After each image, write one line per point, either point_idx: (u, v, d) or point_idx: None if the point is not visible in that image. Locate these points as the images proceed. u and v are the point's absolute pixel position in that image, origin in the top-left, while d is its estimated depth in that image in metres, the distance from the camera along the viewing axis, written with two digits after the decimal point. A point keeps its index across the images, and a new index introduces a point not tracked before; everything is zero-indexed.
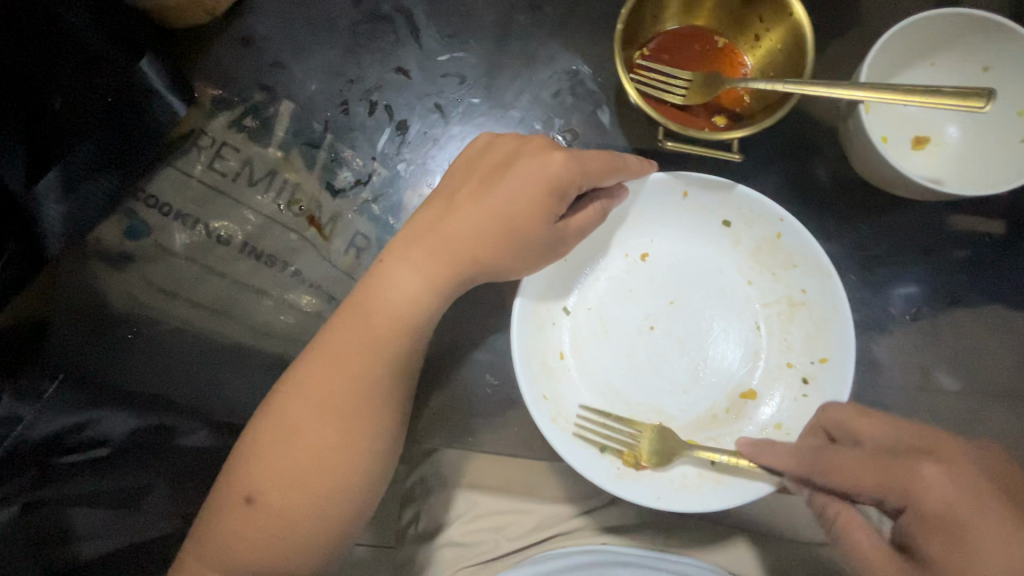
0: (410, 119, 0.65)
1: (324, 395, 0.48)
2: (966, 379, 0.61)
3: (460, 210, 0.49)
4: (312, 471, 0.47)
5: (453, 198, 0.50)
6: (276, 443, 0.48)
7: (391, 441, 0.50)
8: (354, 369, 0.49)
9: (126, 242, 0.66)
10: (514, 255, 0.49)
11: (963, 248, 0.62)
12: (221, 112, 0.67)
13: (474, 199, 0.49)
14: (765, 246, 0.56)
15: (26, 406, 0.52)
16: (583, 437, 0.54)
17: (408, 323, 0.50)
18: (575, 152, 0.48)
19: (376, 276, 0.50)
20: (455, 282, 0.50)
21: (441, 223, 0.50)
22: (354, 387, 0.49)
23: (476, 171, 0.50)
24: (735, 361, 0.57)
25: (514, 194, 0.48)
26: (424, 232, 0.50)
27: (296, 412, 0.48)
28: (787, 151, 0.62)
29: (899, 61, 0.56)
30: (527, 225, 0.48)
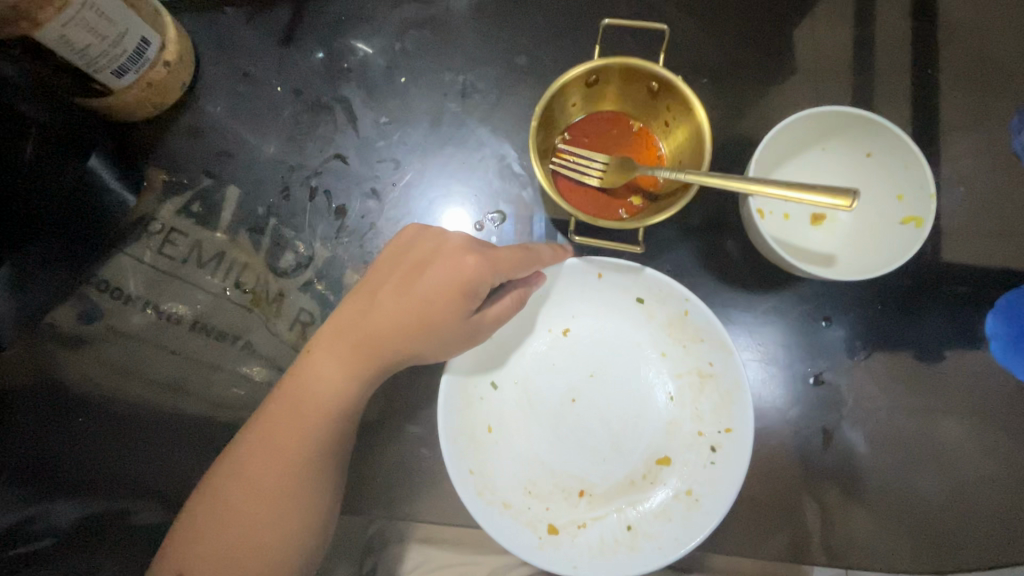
0: (348, 203, 0.69)
1: (258, 484, 0.52)
2: (868, 434, 0.66)
3: (381, 306, 0.52)
4: (247, 556, 0.51)
5: (374, 293, 0.53)
6: (213, 530, 0.51)
7: (324, 522, 0.54)
8: (285, 458, 0.52)
9: (79, 325, 0.69)
10: (434, 348, 0.53)
11: (860, 312, 0.67)
12: (170, 198, 0.71)
13: (394, 295, 0.52)
14: (676, 321, 0.61)
15: None
16: (508, 508, 0.57)
17: (336, 411, 0.53)
18: (487, 252, 0.52)
19: (304, 367, 0.53)
20: (379, 372, 0.53)
21: (364, 318, 0.53)
22: (286, 476, 0.52)
23: (397, 267, 0.54)
24: (651, 429, 0.61)
25: (431, 293, 0.51)
26: (348, 326, 0.53)
27: (230, 500, 0.51)
28: (699, 227, 0.67)
29: (790, 150, 0.62)
30: (443, 321, 0.52)
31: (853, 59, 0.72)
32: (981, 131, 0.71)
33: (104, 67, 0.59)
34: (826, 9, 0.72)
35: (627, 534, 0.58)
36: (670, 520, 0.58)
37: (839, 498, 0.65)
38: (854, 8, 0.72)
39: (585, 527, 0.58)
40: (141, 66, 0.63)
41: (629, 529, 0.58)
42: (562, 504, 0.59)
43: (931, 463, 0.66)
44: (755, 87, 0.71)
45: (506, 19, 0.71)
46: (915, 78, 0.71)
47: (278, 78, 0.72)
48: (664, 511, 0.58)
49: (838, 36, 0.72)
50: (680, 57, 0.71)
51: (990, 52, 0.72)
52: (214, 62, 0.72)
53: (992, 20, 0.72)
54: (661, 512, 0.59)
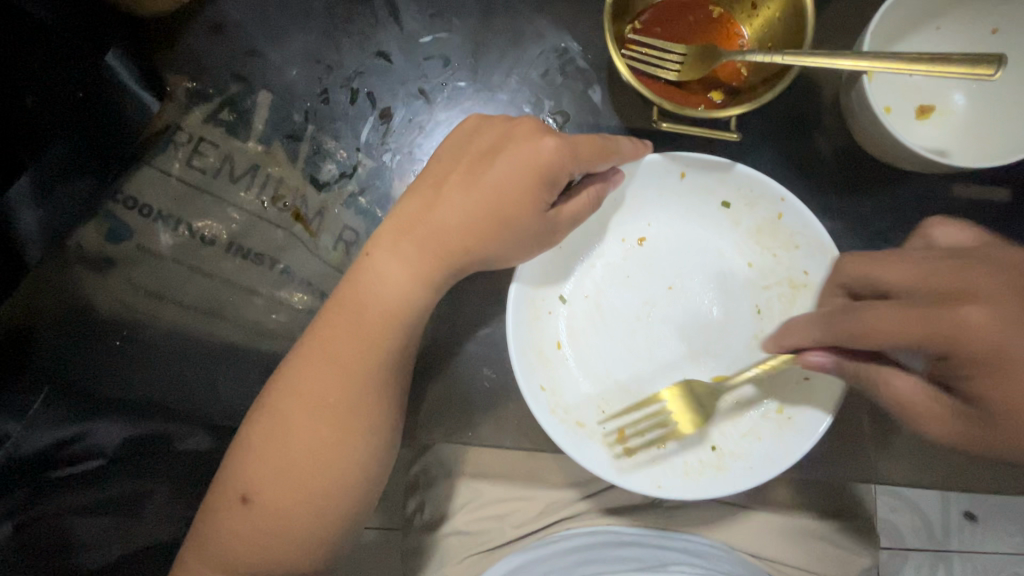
0: (393, 107, 0.62)
1: (318, 396, 0.47)
2: None
3: (448, 199, 0.47)
4: (309, 473, 0.46)
5: (439, 187, 0.48)
6: (270, 446, 0.47)
7: (388, 442, 0.49)
8: (344, 367, 0.47)
9: (107, 245, 0.64)
10: (507, 247, 0.47)
11: (968, 219, 0.60)
12: (197, 106, 0.64)
13: (462, 187, 0.47)
14: (767, 226, 0.55)
15: (14, 426, 0.55)
16: (583, 427, 0.53)
17: (399, 318, 0.48)
18: (566, 137, 0.46)
19: (364, 270, 0.48)
20: (445, 277, 0.48)
21: (425, 214, 0.48)
22: (348, 388, 0.47)
23: (462, 157, 0.48)
24: (734, 345, 0.56)
25: (500, 182, 0.46)
26: (409, 225, 0.48)
27: (288, 414, 0.47)
28: (787, 126, 0.60)
29: (903, 29, 0.54)
30: (515, 214, 0.46)
31: None
32: None
33: None
34: None
35: (711, 455, 0.53)
36: (760, 441, 0.53)
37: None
38: None
39: (665, 449, 0.54)
40: None
41: (714, 450, 0.54)
42: None
43: None
44: None
45: None
46: None
47: None
48: (752, 432, 0.54)
49: None
50: None
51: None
52: None
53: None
54: (748, 433, 0.54)
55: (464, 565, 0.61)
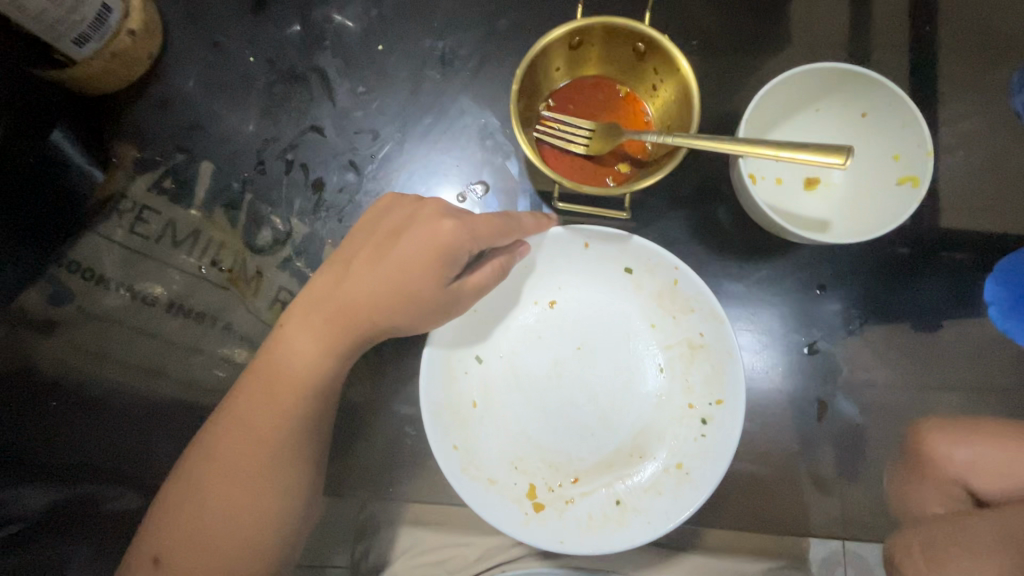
0: (325, 177, 0.66)
1: (232, 463, 0.49)
2: (864, 405, 0.65)
3: (358, 274, 0.51)
4: (222, 537, 0.49)
5: (352, 262, 0.51)
6: (185, 511, 0.49)
7: (302, 504, 0.52)
8: (257, 434, 0.50)
9: (49, 307, 0.66)
10: (413, 320, 0.51)
11: (854, 280, 0.65)
12: (142, 175, 0.68)
13: (371, 263, 0.51)
14: (666, 291, 0.59)
15: None
16: (495, 484, 0.56)
17: (311, 387, 0.50)
18: (464, 217, 0.50)
19: (279, 340, 0.51)
20: (357, 346, 0.52)
21: (337, 288, 0.51)
22: (261, 454, 0.50)
23: (374, 234, 0.52)
24: (640, 403, 0.59)
25: (405, 260, 0.50)
26: (323, 298, 0.51)
27: (203, 481, 0.49)
28: (689, 196, 0.65)
29: (781, 112, 0.60)
30: (419, 290, 0.50)
31: (848, 21, 0.69)
32: (983, 89, 0.68)
33: (63, 35, 0.57)
34: None
35: (615, 509, 0.56)
36: (661, 494, 0.56)
37: (829, 466, 0.64)
38: None
39: (573, 503, 0.57)
40: (102, 33, 0.60)
41: (618, 504, 0.57)
42: (549, 480, 0.58)
43: None
44: (746, 51, 0.68)
45: None
46: (914, 39, 0.68)
47: (250, 48, 0.69)
48: (655, 486, 0.57)
49: None
50: (668, 20, 0.68)
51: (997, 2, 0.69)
52: (182, 32, 0.69)
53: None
54: (651, 487, 0.57)
55: None
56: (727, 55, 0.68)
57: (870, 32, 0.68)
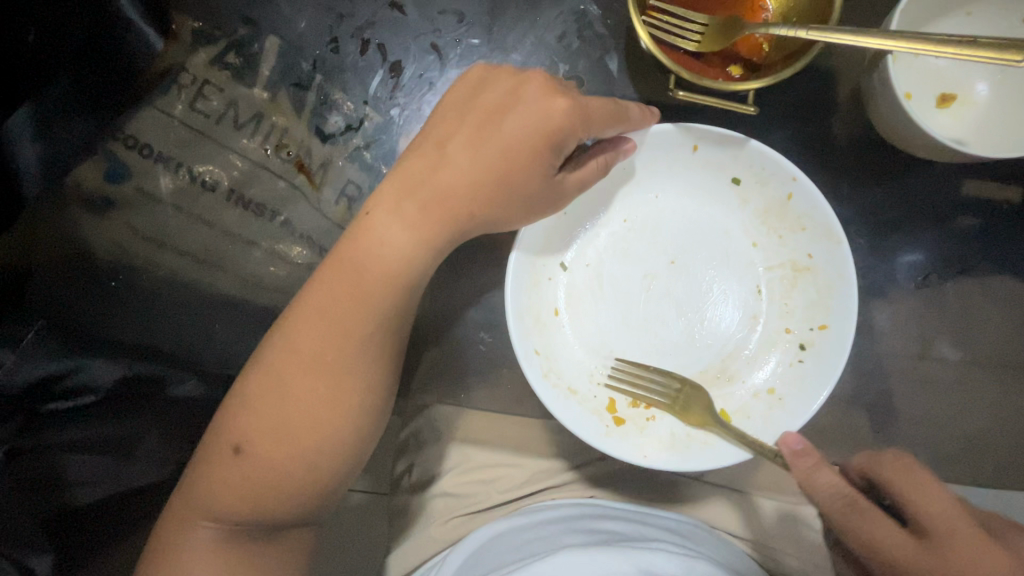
0: (404, 61, 0.61)
1: (312, 349, 0.47)
2: (967, 350, 0.60)
3: (455, 154, 0.47)
4: (293, 424, 0.46)
5: (451, 143, 0.48)
6: (265, 393, 0.47)
7: (382, 401, 0.49)
8: (336, 315, 0.47)
9: (107, 185, 0.62)
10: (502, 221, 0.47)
11: (976, 214, 0.60)
12: (203, 48, 0.63)
13: (466, 140, 0.47)
14: (774, 207, 0.54)
15: (7, 354, 0.50)
16: (575, 394, 0.53)
17: (399, 278, 0.47)
18: (578, 99, 0.45)
19: (365, 229, 0.48)
20: (447, 239, 0.48)
21: (432, 168, 0.48)
22: (338, 338, 0.47)
23: (474, 108, 0.47)
24: (731, 324, 0.56)
25: (507, 142, 0.45)
26: (416, 177, 0.47)
27: (281, 363, 0.47)
28: (804, 108, 0.59)
29: (932, 10, 0.52)
30: (520, 174, 0.45)
31: None
32: None
33: None
34: None
35: None
36: (749, 419, 0.54)
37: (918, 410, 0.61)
38: None
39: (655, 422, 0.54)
40: None
41: None
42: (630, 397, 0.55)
43: None
44: None
45: None
46: None
47: None
48: (742, 410, 0.54)
49: None
50: None
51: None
52: None
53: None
54: (737, 411, 0.54)
55: (448, 527, 0.59)
56: None
57: None
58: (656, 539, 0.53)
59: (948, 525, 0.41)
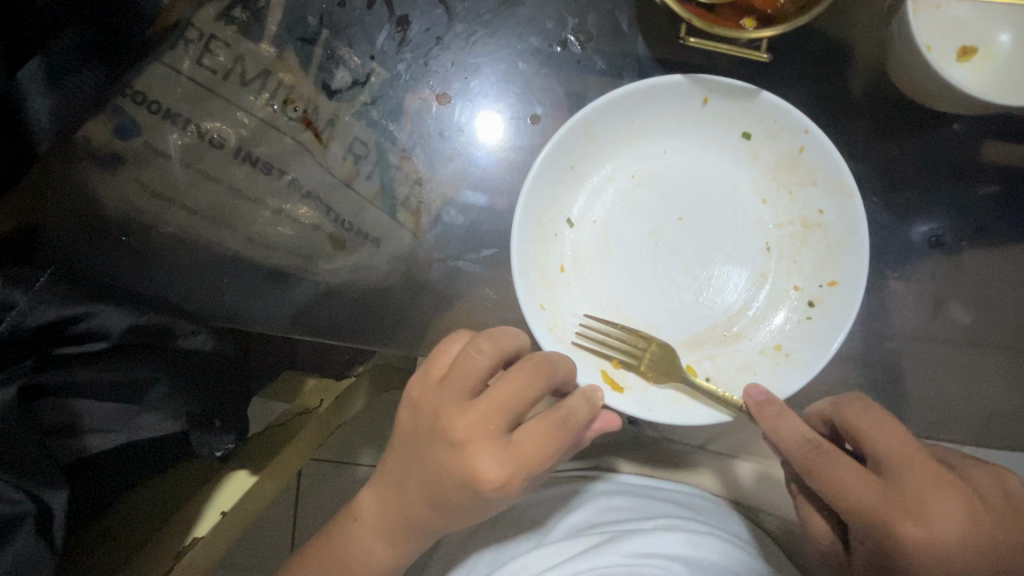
0: (411, 16, 0.61)
1: (369, 540, 0.54)
2: (983, 312, 0.59)
3: (439, 454, 0.47)
4: (395, 542, 0.53)
5: (419, 439, 0.49)
6: (365, 531, 0.54)
7: None
8: (390, 510, 0.52)
9: (115, 140, 0.62)
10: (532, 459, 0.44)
11: (996, 173, 0.58)
12: (209, 3, 0.62)
13: (444, 450, 0.46)
14: (785, 161, 0.53)
15: (18, 294, 0.51)
16: (580, 349, 0.54)
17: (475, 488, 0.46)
18: (472, 346, 0.47)
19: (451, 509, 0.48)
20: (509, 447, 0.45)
21: (416, 430, 0.49)
22: (401, 529, 0.52)
23: (432, 394, 0.48)
24: (740, 283, 0.55)
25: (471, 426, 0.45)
26: (413, 456, 0.49)
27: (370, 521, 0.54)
28: (819, 61, 0.58)
29: None
30: (496, 433, 0.45)
31: None
32: None
33: None
34: None
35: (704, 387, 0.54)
36: (755, 376, 0.53)
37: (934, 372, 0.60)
38: None
39: None
40: None
41: (707, 383, 0.54)
42: None
43: None
44: None
45: None
46: None
47: None
48: (748, 367, 0.54)
49: None
50: None
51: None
52: None
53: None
54: (744, 368, 0.54)
55: None
56: None
57: None
58: (667, 516, 0.57)
59: (904, 457, 0.44)
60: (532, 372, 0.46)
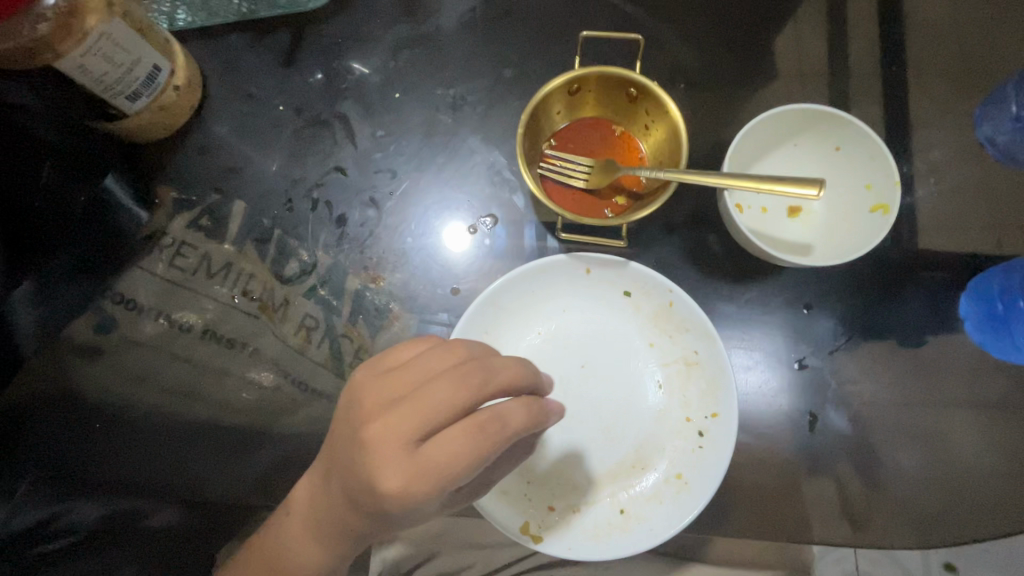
0: (349, 213, 0.74)
1: (297, 528, 0.56)
2: (855, 418, 0.68)
3: (416, 464, 0.46)
4: (322, 547, 0.56)
5: (398, 436, 0.47)
6: (297, 535, 0.56)
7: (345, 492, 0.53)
8: (321, 510, 0.54)
9: (95, 336, 0.72)
10: (449, 461, 0.45)
11: (839, 300, 0.71)
12: (181, 213, 0.75)
13: (417, 468, 0.46)
14: (662, 312, 0.64)
15: (2, 508, 0.62)
16: (506, 494, 0.60)
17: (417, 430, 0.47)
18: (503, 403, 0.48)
19: (399, 382, 0.50)
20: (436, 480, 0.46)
21: (403, 423, 0.47)
22: (326, 526, 0.55)
23: (432, 395, 0.47)
24: (641, 419, 0.63)
25: (454, 453, 0.45)
26: (372, 441, 0.48)
27: (347, 408, 0.51)
28: (683, 223, 0.70)
29: (764, 147, 0.66)
30: (472, 385, 0.48)
31: (820, 68, 0.78)
32: (949, 127, 0.77)
33: (119, 92, 0.64)
34: (796, 14, 0.79)
35: (619, 518, 0.61)
36: (662, 504, 0.60)
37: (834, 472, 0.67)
38: (818, 16, 0.79)
39: (580, 515, 0.61)
40: (152, 90, 0.67)
41: (622, 513, 0.61)
42: (558, 491, 0.61)
43: (914, 443, 0.68)
44: (729, 97, 0.77)
45: (495, 34, 0.77)
46: (887, 85, 0.78)
47: (280, 98, 0.76)
48: (655, 496, 0.61)
49: (807, 50, 0.79)
50: (657, 68, 0.78)
51: (941, 47, 0.78)
52: (220, 84, 0.77)
53: (942, 17, 0.79)
54: (652, 497, 0.61)
55: None
56: (708, 102, 0.77)
57: (840, 83, 0.78)
58: None
59: None
60: (530, 416, 0.48)
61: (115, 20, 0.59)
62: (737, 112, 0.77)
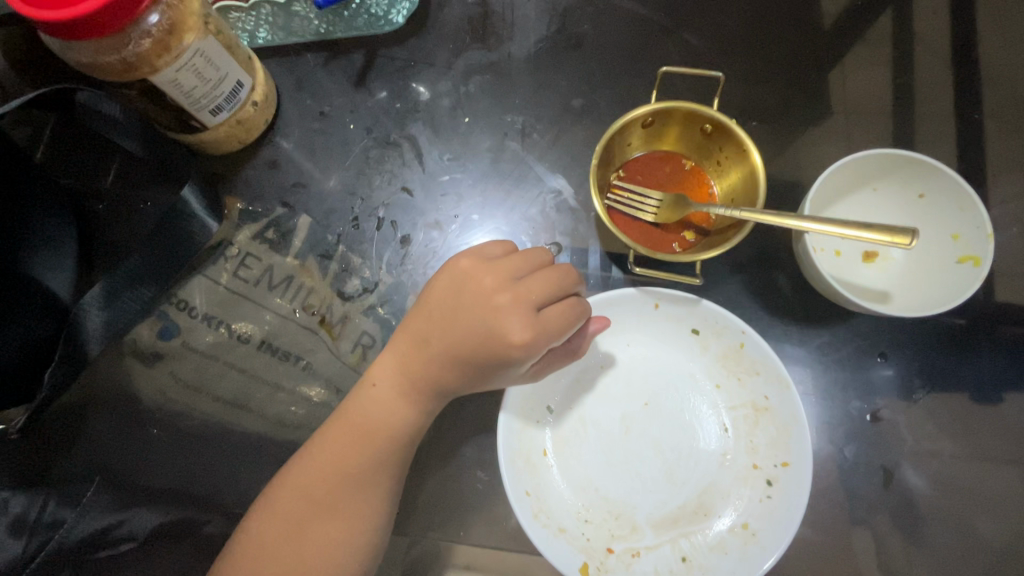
0: (412, 234, 0.74)
1: (337, 455, 0.55)
2: (928, 477, 0.65)
3: (542, 331, 0.53)
4: (354, 508, 0.55)
5: (524, 307, 0.54)
6: (327, 472, 0.55)
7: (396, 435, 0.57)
8: (378, 434, 0.56)
9: (157, 341, 0.73)
10: (543, 329, 0.54)
11: (916, 351, 0.68)
12: (247, 225, 0.76)
13: (544, 332, 0.53)
14: (731, 353, 0.62)
15: (68, 511, 0.62)
16: (564, 533, 0.58)
17: (495, 342, 0.53)
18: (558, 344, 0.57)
19: (477, 314, 0.55)
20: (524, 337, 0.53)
21: (530, 289, 0.55)
22: (372, 456, 0.56)
23: (555, 327, 0.54)
24: (705, 461, 0.61)
25: (546, 326, 0.54)
26: (468, 313, 0.55)
27: (462, 283, 0.56)
28: (752, 261, 0.69)
29: (844, 189, 0.65)
30: (548, 285, 0.55)
31: (894, 111, 0.77)
32: None
33: (204, 106, 0.65)
34: (870, 55, 0.78)
35: (681, 566, 0.58)
36: (726, 554, 0.58)
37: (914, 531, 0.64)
38: (892, 57, 0.78)
39: (639, 559, 0.59)
40: (233, 105, 0.69)
41: (683, 561, 0.58)
42: (617, 532, 0.59)
43: (991, 508, 0.64)
44: (802, 135, 0.76)
45: (565, 63, 0.78)
46: (966, 132, 0.76)
47: (351, 116, 0.78)
48: (719, 545, 0.59)
49: (882, 92, 0.77)
50: (728, 104, 0.77)
51: (1019, 94, 0.77)
52: (293, 100, 0.78)
53: (1019, 65, 0.78)
54: (716, 546, 0.59)
55: None
56: (779, 140, 0.76)
57: (916, 126, 0.76)
58: None
59: None
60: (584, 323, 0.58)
61: (210, 38, 0.61)
62: (808, 152, 0.76)
